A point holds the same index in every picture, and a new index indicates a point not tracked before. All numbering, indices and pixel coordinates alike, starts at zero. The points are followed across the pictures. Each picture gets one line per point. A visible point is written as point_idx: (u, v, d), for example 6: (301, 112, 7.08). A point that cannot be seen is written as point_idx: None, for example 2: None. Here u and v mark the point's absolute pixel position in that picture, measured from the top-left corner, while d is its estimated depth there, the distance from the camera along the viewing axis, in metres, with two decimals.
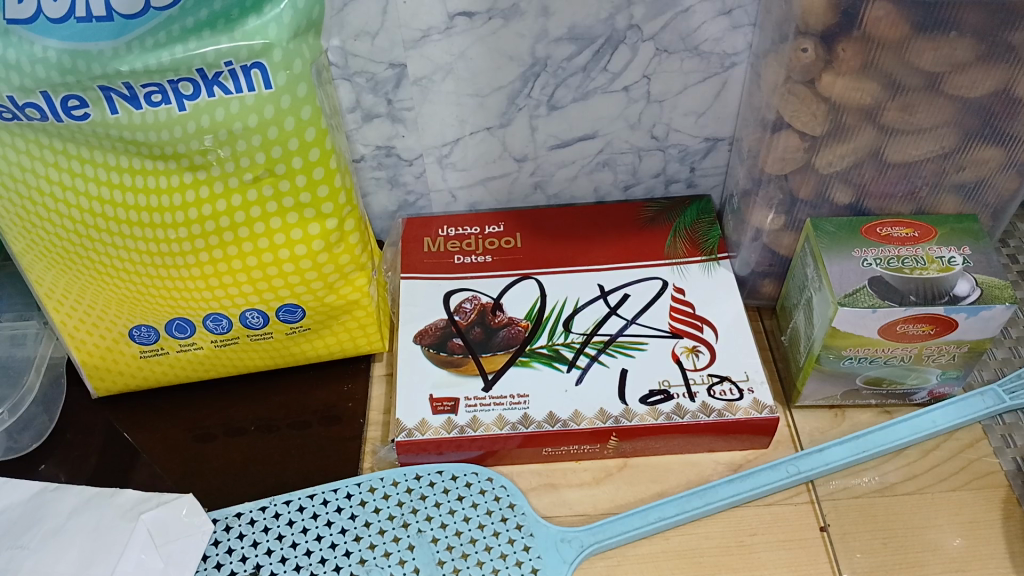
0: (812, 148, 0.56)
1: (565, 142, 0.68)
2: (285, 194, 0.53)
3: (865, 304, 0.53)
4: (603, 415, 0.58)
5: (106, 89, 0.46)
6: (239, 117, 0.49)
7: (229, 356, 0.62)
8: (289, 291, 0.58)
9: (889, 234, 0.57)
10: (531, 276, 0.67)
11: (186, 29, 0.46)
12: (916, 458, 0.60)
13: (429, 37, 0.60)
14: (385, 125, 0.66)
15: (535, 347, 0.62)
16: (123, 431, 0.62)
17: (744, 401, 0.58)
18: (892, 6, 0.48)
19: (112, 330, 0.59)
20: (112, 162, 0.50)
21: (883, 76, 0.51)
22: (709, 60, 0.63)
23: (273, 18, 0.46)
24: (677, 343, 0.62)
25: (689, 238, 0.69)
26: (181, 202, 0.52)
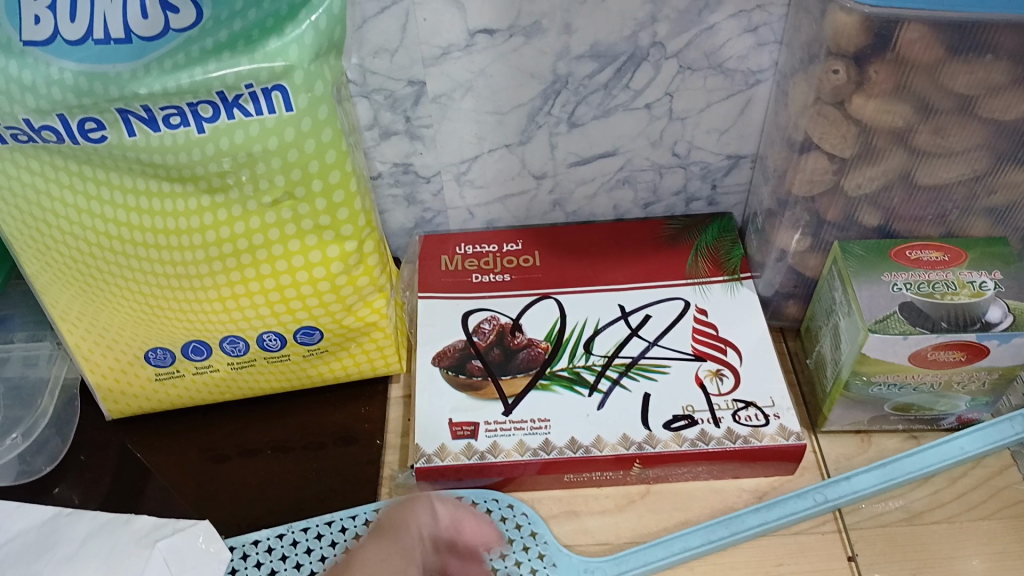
0: (841, 170, 0.54)
1: (585, 160, 0.67)
2: (304, 217, 0.52)
3: (895, 331, 0.52)
4: (626, 441, 0.57)
5: (123, 111, 0.45)
6: (259, 140, 0.48)
7: (245, 378, 0.61)
8: (307, 313, 0.57)
9: (919, 257, 0.56)
10: (551, 295, 0.66)
11: (206, 50, 0.45)
12: (945, 485, 0.59)
13: (450, 55, 0.59)
14: (403, 143, 0.65)
15: (555, 370, 0.61)
16: (138, 454, 0.61)
17: (770, 427, 0.57)
18: (928, 28, 0.47)
19: (126, 352, 0.58)
20: (129, 184, 0.49)
21: (916, 98, 0.50)
22: (733, 77, 0.62)
23: (295, 39, 0.45)
24: (701, 366, 0.61)
25: (711, 257, 0.68)
26: (198, 224, 0.51)
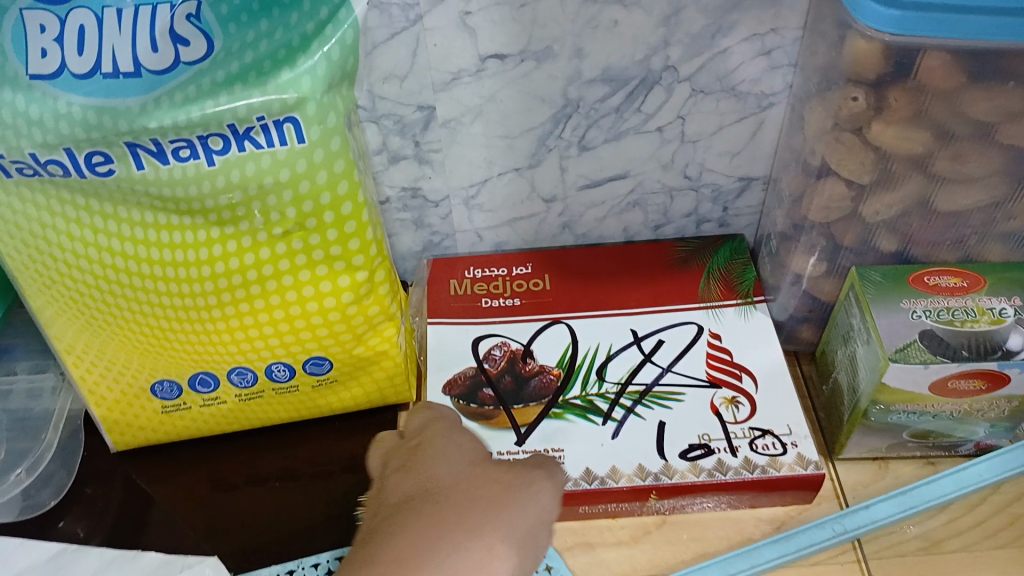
0: (858, 197, 0.54)
1: (595, 183, 0.66)
2: (315, 247, 0.51)
3: (916, 360, 0.51)
4: (642, 472, 0.56)
5: (132, 145, 0.44)
6: (271, 172, 0.47)
7: (254, 409, 0.60)
8: (316, 344, 0.56)
9: (937, 283, 0.55)
10: (562, 320, 0.66)
11: (217, 82, 0.44)
12: (963, 512, 0.58)
13: (460, 80, 0.58)
14: (412, 167, 0.64)
15: (568, 398, 0.61)
16: (144, 486, 0.60)
17: (788, 456, 0.56)
18: (948, 56, 0.46)
19: (132, 385, 0.57)
20: (137, 216, 0.48)
21: (934, 125, 0.49)
22: (746, 100, 0.61)
23: (307, 70, 0.44)
24: (716, 393, 0.60)
25: (723, 280, 0.68)
26: (207, 256, 0.50)
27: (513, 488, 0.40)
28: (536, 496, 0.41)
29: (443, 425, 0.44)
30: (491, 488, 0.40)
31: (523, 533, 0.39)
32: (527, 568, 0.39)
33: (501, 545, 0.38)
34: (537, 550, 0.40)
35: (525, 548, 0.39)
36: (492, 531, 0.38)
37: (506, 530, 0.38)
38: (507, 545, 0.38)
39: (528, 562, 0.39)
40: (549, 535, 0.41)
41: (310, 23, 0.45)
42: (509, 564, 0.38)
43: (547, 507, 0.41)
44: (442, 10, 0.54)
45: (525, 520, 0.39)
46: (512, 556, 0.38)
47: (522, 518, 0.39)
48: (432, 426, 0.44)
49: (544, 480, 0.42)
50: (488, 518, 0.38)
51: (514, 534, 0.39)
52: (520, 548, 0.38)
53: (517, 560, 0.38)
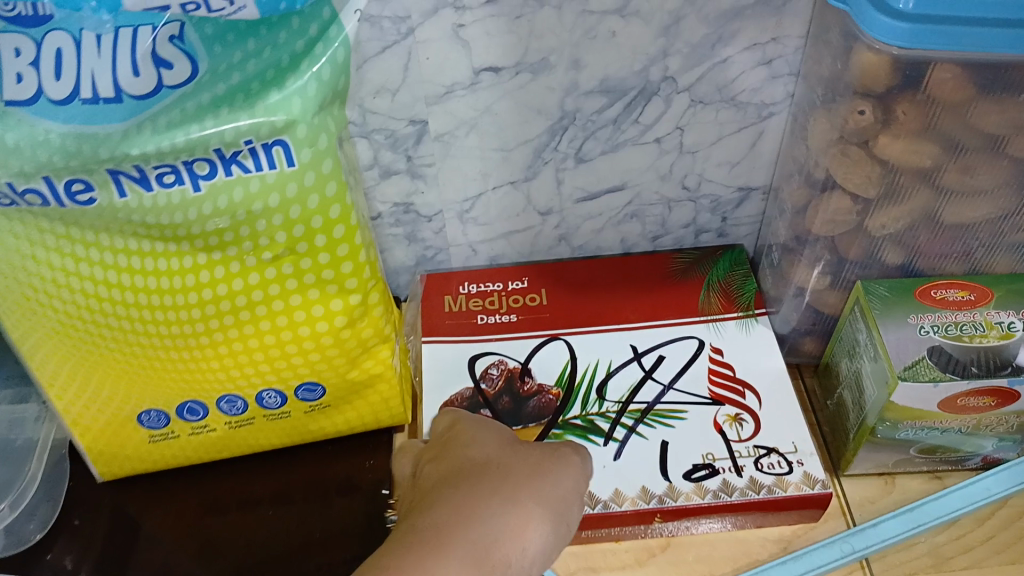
0: (864, 211, 0.52)
1: (592, 195, 0.65)
2: (306, 271, 0.50)
3: (926, 378, 0.50)
4: (646, 495, 0.55)
5: (114, 172, 0.42)
6: (259, 197, 0.45)
7: (245, 435, 0.58)
8: (309, 369, 0.55)
9: (944, 297, 0.54)
10: (559, 336, 0.64)
11: (203, 105, 0.42)
12: (971, 528, 0.57)
13: (453, 93, 0.56)
14: (404, 182, 0.62)
15: (568, 418, 0.59)
16: (132, 515, 0.59)
17: (794, 475, 0.55)
18: (960, 68, 0.45)
19: (118, 415, 0.55)
20: (120, 244, 0.46)
21: (944, 138, 0.48)
22: (746, 110, 0.59)
23: (297, 90, 0.42)
24: (719, 410, 0.59)
25: (723, 292, 0.66)
26: (194, 283, 0.49)
27: (546, 456, 0.41)
28: (569, 467, 0.41)
29: (471, 424, 0.46)
30: (524, 461, 0.41)
31: (556, 500, 0.40)
32: (563, 536, 0.39)
33: (534, 511, 0.38)
34: (572, 523, 0.40)
35: (560, 515, 0.39)
36: (526, 496, 0.39)
37: (539, 496, 0.39)
38: (540, 510, 0.39)
39: (564, 531, 0.39)
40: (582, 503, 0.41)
41: (299, 41, 0.43)
42: (544, 529, 0.38)
43: (582, 478, 0.42)
44: (435, 23, 0.52)
45: (560, 487, 0.40)
46: (546, 522, 0.38)
47: (554, 489, 0.40)
48: (462, 422, 0.46)
49: (575, 450, 0.43)
50: (522, 487, 0.39)
51: (547, 500, 0.39)
52: (554, 516, 0.39)
53: (552, 526, 0.39)
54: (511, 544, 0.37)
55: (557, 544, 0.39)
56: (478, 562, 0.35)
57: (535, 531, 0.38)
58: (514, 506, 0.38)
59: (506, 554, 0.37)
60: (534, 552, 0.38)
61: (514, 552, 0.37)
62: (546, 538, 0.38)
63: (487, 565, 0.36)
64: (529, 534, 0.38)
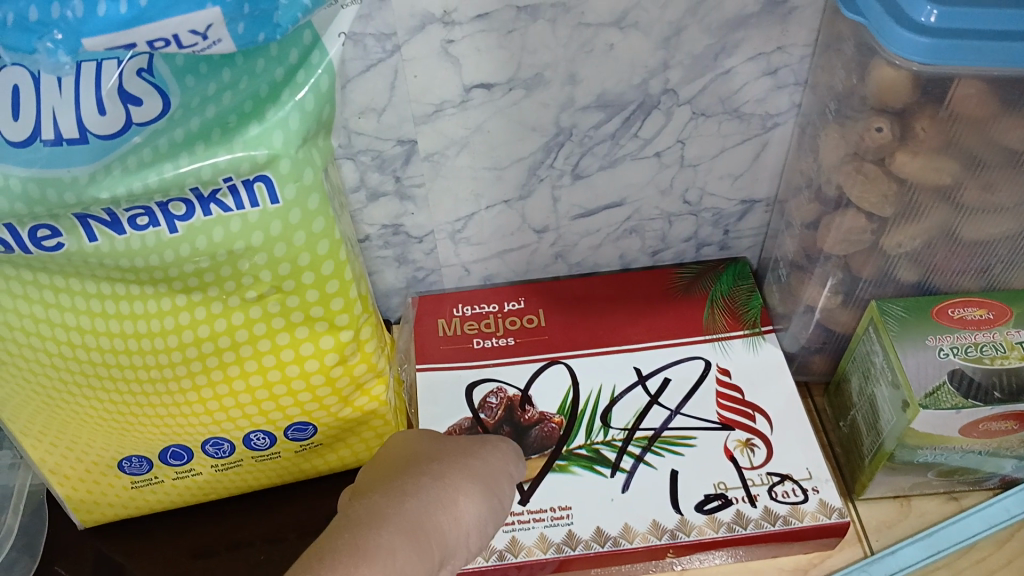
0: (880, 229, 0.50)
1: (589, 211, 0.62)
2: (293, 310, 0.47)
3: (948, 405, 0.47)
4: (657, 529, 0.52)
5: (82, 216, 0.39)
6: (242, 236, 0.42)
7: (233, 477, 0.55)
8: (299, 409, 0.52)
9: (963, 316, 0.52)
10: (560, 359, 0.61)
11: (175, 143, 0.39)
12: (991, 551, 0.55)
13: (443, 112, 0.53)
14: (392, 204, 0.59)
15: (572, 448, 0.57)
16: (118, 560, 0.56)
17: (810, 504, 0.53)
18: (984, 84, 0.43)
19: (98, 462, 0.52)
20: (92, 289, 0.43)
21: (964, 154, 0.46)
22: (750, 122, 0.57)
23: (278, 123, 0.39)
24: (730, 436, 0.56)
25: (728, 308, 0.64)
26: (173, 326, 0.45)
27: (475, 444, 0.39)
28: (499, 450, 0.39)
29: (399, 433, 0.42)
30: (453, 448, 0.38)
31: (486, 477, 0.37)
32: (500, 514, 0.36)
33: (465, 485, 0.35)
34: (504, 501, 0.37)
35: (493, 489, 0.36)
36: (456, 474, 0.36)
37: (470, 470, 0.36)
38: (471, 485, 0.36)
39: (498, 507, 0.36)
40: (516, 488, 0.38)
41: (279, 69, 0.40)
42: (477, 501, 0.35)
43: (509, 461, 0.39)
44: (422, 39, 0.49)
45: (490, 464, 0.38)
46: (476, 495, 0.35)
47: (482, 466, 0.37)
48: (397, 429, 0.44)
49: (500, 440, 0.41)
50: (450, 468, 0.36)
51: (476, 476, 0.36)
52: (485, 489, 0.36)
53: (485, 498, 0.36)
54: (444, 514, 0.34)
55: (493, 518, 0.36)
56: (413, 532, 0.32)
57: (468, 503, 0.35)
58: (443, 480, 0.35)
59: (441, 526, 0.33)
60: (469, 523, 0.34)
61: (449, 522, 0.34)
62: (479, 511, 0.35)
63: (424, 537, 0.32)
64: (462, 506, 0.35)
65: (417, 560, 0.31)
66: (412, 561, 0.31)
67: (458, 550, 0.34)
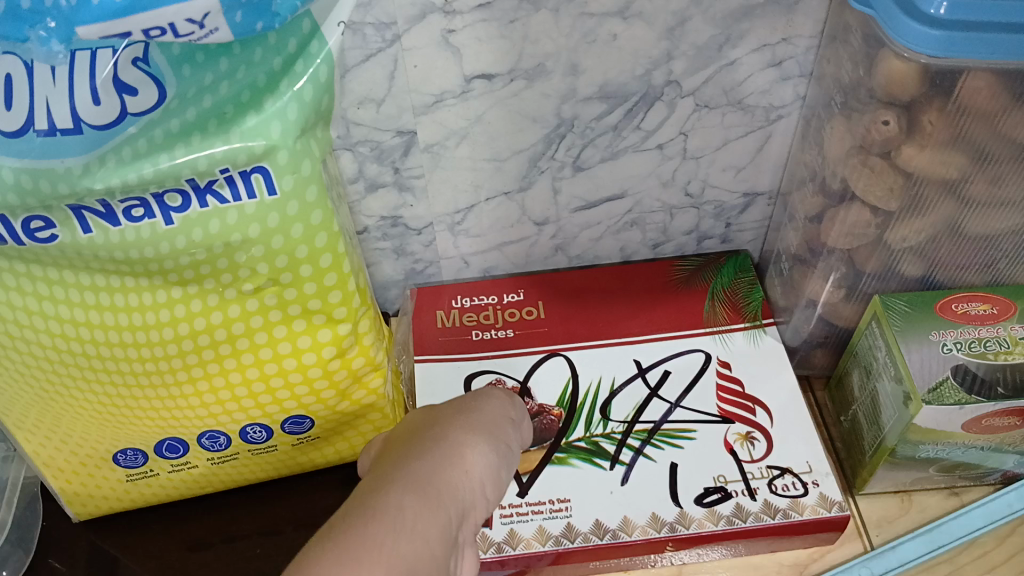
0: (885, 224, 0.50)
1: (590, 204, 0.61)
2: (291, 302, 0.46)
3: (951, 401, 0.47)
4: (656, 522, 0.52)
5: (76, 207, 0.38)
6: (238, 228, 0.41)
7: (229, 470, 0.55)
8: (296, 402, 0.51)
9: (967, 311, 0.51)
10: (560, 352, 0.61)
11: (171, 134, 0.38)
12: (992, 546, 0.55)
13: (443, 102, 0.53)
14: (391, 195, 0.58)
15: (571, 441, 0.56)
16: (113, 553, 0.55)
17: (810, 498, 0.53)
18: (994, 76, 0.42)
19: (93, 455, 0.52)
20: (86, 281, 0.42)
21: (972, 148, 0.45)
22: (753, 114, 0.56)
23: (276, 114, 0.38)
24: (729, 429, 0.56)
25: (729, 301, 0.63)
26: (168, 318, 0.45)
27: (470, 396, 0.34)
28: (496, 396, 0.35)
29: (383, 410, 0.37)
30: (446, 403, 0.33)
31: (490, 426, 0.32)
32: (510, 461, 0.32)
33: (468, 436, 0.30)
34: (513, 447, 0.32)
35: (500, 435, 0.32)
36: (458, 426, 0.31)
37: (471, 419, 0.32)
38: (476, 434, 0.31)
39: (509, 456, 0.32)
40: (520, 434, 0.34)
41: (276, 58, 0.39)
42: (485, 449, 0.30)
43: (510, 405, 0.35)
44: (423, 29, 0.48)
45: (490, 411, 0.33)
46: (484, 444, 0.31)
47: (484, 414, 0.32)
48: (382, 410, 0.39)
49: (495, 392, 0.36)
50: (448, 421, 0.31)
51: (480, 423, 0.31)
52: (491, 436, 0.31)
53: (493, 446, 0.31)
54: (452, 467, 0.29)
55: (507, 464, 0.31)
56: (421, 488, 0.27)
57: (477, 452, 0.30)
58: (444, 434, 0.30)
59: (451, 482, 0.28)
60: (482, 473, 0.30)
61: (461, 475, 0.29)
62: (489, 459, 0.30)
63: (435, 493, 0.27)
64: (470, 456, 0.30)
65: (430, 518, 0.27)
66: (426, 519, 0.26)
67: (475, 505, 0.29)
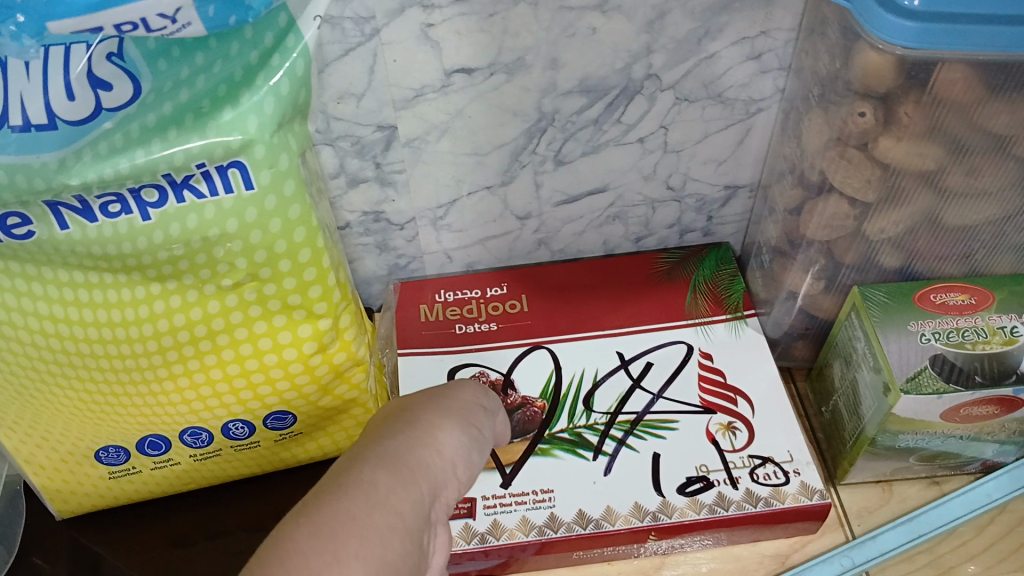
0: (863, 215, 0.50)
1: (572, 198, 0.62)
2: (271, 297, 0.46)
3: (929, 390, 0.47)
4: (639, 511, 0.52)
5: (53, 203, 0.38)
6: (216, 223, 0.41)
7: (212, 467, 0.55)
8: (278, 398, 0.51)
9: (945, 301, 0.51)
10: (543, 344, 0.61)
11: (147, 128, 0.38)
12: (972, 536, 0.56)
13: (423, 97, 0.53)
14: (373, 190, 0.58)
15: (555, 432, 0.56)
16: (97, 551, 0.55)
17: (791, 487, 0.53)
18: (969, 68, 0.43)
19: (75, 452, 0.52)
20: (64, 277, 0.42)
21: (949, 139, 0.46)
22: (733, 107, 0.56)
23: (252, 108, 0.38)
24: (711, 420, 0.56)
25: (710, 293, 0.64)
26: (147, 314, 0.44)
27: (447, 383, 0.36)
28: (473, 383, 0.37)
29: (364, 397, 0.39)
30: (424, 389, 0.35)
31: (463, 410, 0.34)
32: (482, 443, 0.34)
33: (441, 419, 0.33)
34: (487, 430, 0.35)
35: (472, 419, 0.34)
36: (432, 410, 0.33)
37: (444, 405, 0.34)
38: (449, 416, 0.33)
39: (480, 439, 0.34)
40: (494, 418, 0.36)
41: (253, 52, 0.39)
42: (456, 431, 0.32)
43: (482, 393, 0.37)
44: (401, 23, 0.48)
45: (464, 396, 0.35)
46: (458, 426, 0.33)
47: (458, 399, 0.35)
48: None
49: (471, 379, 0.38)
50: (425, 404, 0.33)
51: (453, 409, 0.34)
52: (464, 419, 0.33)
53: (464, 429, 0.33)
54: (425, 447, 0.31)
55: (478, 446, 0.33)
56: (393, 465, 0.29)
57: (449, 434, 0.32)
58: (417, 417, 0.32)
59: (424, 460, 0.30)
60: (453, 453, 0.32)
61: (432, 455, 0.31)
62: (461, 441, 0.32)
63: (407, 471, 0.29)
64: (442, 437, 0.32)
65: (402, 493, 0.29)
66: (397, 494, 0.28)
67: (446, 483, 0.31)
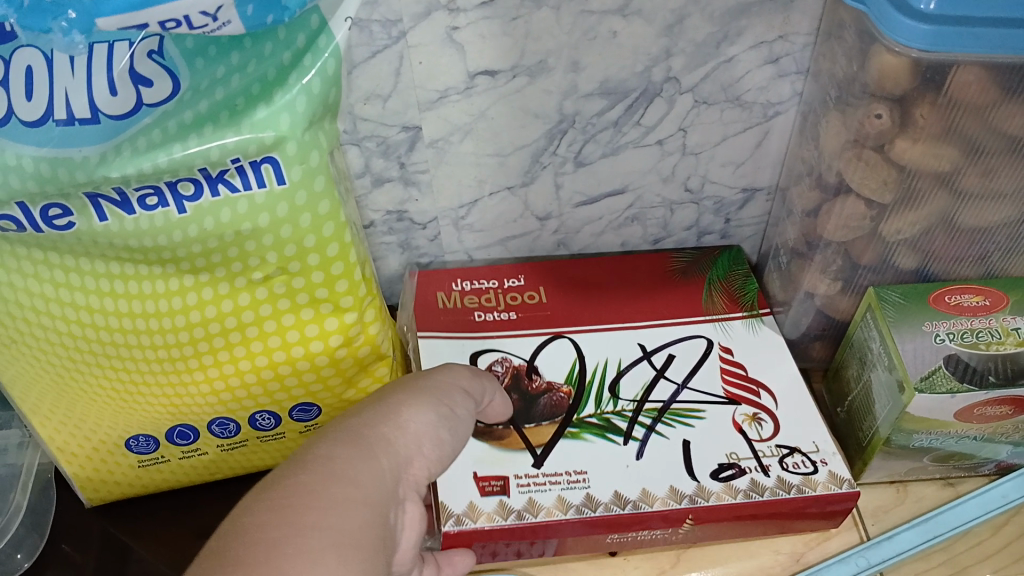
0: (879, 216, 0.51)
1: (591, 199, 0.63)
2: (299, 291, 0.47)
3: (943, 389, 0.48)
4: (675, 494, 0.52)
5: (93, 195, 0.40)
6: (249, 217, 0.43)
7: (238, 457, 0.56)
8: (303, 391, 0.52)
9: (959, 302, 0.52)
10: (565, 334, 0.62)
11: (184, 125, 0.40)
12: (987, 536, 0.56)
13: (448, 98, 0.54)
14: (397, 189, 0.60)
15: (583, 417, 0.57)
16: (124, 539, 0.56)
17: (820, 475, 0.53)
18: (984, 71, 0.43)
19: (106, 442, 0.53)
20: (100, 268, 0.44)
21: (964, 141, 0.47)
22: (751, 110, 0.57)
23: (285, 105, 0.40)
24: (737, 410, 0.57)
25: (725, 291, 0.64)
26: (181, 306, 0.46)
27: (425, 371, 0.41)
28: (450, 372, 0.41)
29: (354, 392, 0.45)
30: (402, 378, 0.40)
31: (436, 390, 0.39)
32: (451, 420, 0.38)
33: (409, 400, 0.37)
34: (460, 409, 0.39)
35: (441, 400, 0.38)
36: (402, 393, 0.38)
37: (415, 388, 0.38)
38: (416, 398, 0.38)
39: (451, 415, 0.38)
40: (469, 399, 0.40)
41: (286, 52, 0.40)
42: (421, 410, 0.37)
43: (460, 379, 0.41)
44: (427, 26, 0.50)
45: (438, 379, 0.40)
46: (426, 406, 0.37)
47: (430, 383, 0.39)
48: None
49: (450, 365, 0.43)
50: (397, 389, 0.38)
51: (424, 392, 0.38)
52: (433, 399, 0.38)
53: (432, 408, 0.38)
54: (387, 425, 0.35)
55: (444, 424, 0.38)
56: (353, 441, 0.34)
57: (416, 413, 0.37)
58: (384, 401, 0.37)
59: (386, 436, 0.35)
60: (418, 428, 0.36)
61: (393, 433, 0.35)
62: (427, 417, 0.37)
63: (368, 446, 0.34)
64: (408, 415, 0.36)
65: (362, 464, 0.33)
66: (354, 466, 0.33)
67: (410, 454, 0.35)
